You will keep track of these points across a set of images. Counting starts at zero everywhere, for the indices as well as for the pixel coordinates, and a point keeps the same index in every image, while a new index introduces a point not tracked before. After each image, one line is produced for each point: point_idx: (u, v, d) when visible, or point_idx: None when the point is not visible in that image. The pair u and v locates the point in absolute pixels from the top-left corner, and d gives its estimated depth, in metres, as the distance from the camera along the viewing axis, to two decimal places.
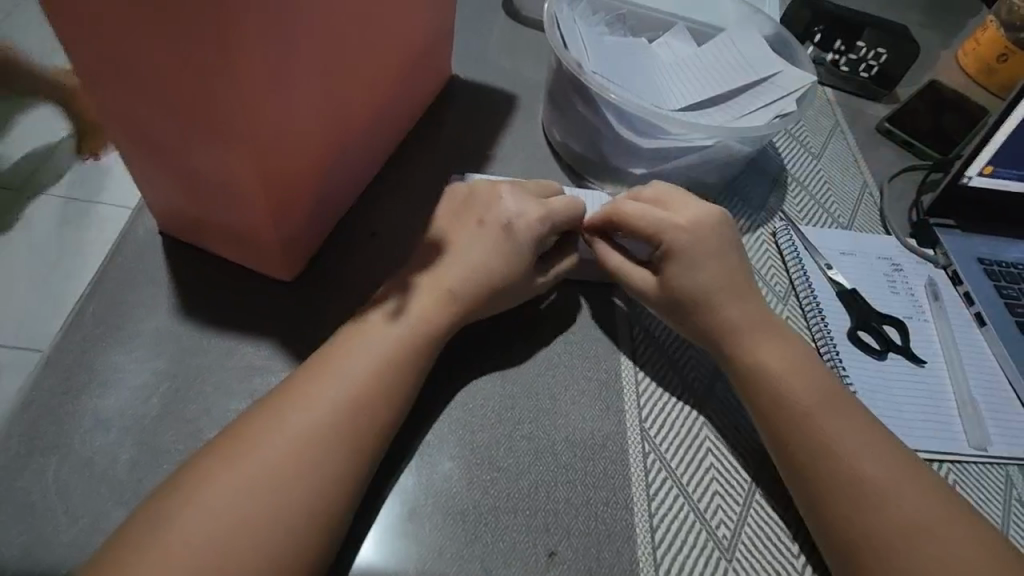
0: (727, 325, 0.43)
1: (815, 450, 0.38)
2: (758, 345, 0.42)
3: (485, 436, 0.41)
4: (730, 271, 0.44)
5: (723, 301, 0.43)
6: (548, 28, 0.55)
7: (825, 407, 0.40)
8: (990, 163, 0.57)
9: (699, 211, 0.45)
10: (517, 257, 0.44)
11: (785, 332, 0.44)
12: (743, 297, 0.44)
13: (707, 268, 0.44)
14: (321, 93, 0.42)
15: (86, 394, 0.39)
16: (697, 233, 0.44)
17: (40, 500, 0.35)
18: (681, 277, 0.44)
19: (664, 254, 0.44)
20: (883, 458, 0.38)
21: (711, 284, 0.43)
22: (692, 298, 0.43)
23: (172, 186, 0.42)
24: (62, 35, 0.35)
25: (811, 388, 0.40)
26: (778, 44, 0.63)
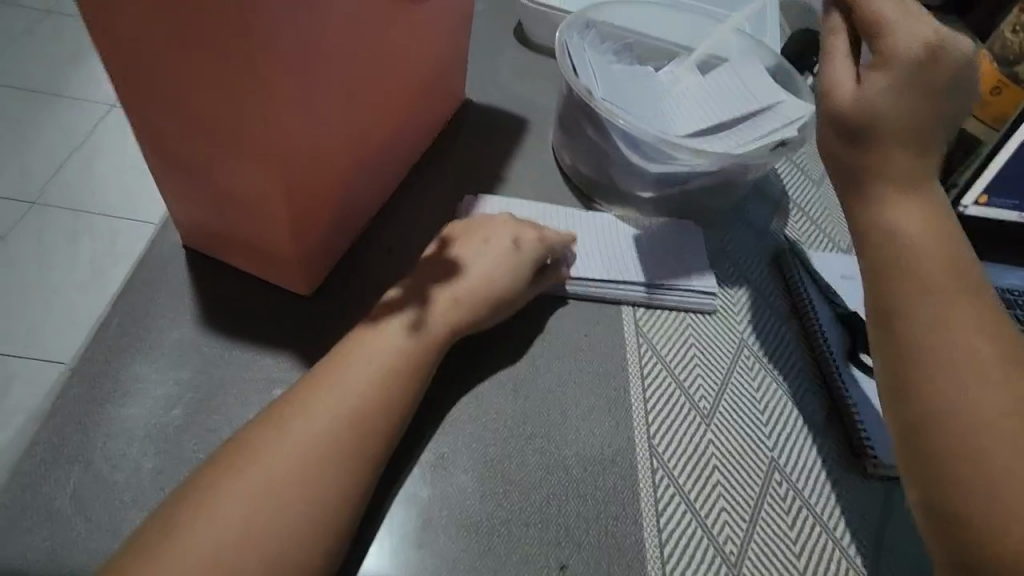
0: (912, 255, 0.35)
1: (948, 339, 0.32)
2: (897, 208, 0.36)
3: (498, 450, 0.42)
4: (926, 169, 0.37)
5: (900, 161, 0.36)
6: (560, 57, 0.57)
7: (981, 375, 0.31)
8: (986, 193, 0.59)
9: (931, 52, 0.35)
10: (521, 273, 0.46)
11: (945, 226, 0.36)
12: (923, 177, 0.37)
13: (905, 164, 0.36)
14: (345, 114, 0.43)
15: (110, 404, 0.39)
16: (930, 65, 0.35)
17: (65, 506, 0.35)
18: (875, 187, 0.36)
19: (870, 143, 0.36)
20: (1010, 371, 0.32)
21: (880, 185, 0.37)
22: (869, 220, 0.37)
23: (199, 202, 0.44)
24: (103, 58, 0.37)
25: (946, 271, 0.34)
26: (779, 73, 0.65)
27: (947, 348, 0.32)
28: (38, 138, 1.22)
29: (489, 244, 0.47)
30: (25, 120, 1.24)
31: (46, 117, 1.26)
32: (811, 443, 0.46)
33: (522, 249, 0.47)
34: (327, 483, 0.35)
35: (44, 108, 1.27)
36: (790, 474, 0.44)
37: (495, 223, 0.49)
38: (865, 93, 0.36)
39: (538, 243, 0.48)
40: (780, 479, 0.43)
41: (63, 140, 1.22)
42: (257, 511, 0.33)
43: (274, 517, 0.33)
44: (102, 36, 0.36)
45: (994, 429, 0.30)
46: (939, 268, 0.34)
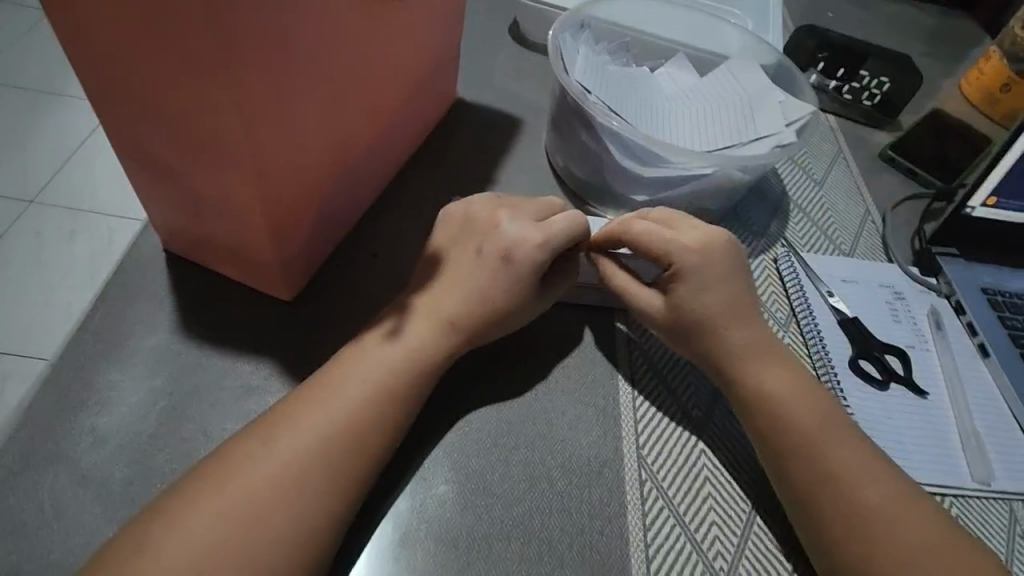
0: (726, 350, 0.43)
1: (818, 469, 0.38)
2: (765, 373, 0.42)
3: (481, 461, 0.40)
4: (734, 296, 0.44)
5: (726, 323, 0.43)
6: (551, 57, 0.55)
7: (832, 443, 0.39)
8: (994, 194, 0.57)
9: (706, 235, 0.44)
10: (519, 285, 0.43)
11: (789, 360, 0.43)
12: (747, 320, 0.44)
13: (717, 294, 0.43)
14: (327, 117, 0.42)
15: (83, 412, 0.39)
16: (704, 257, 0.43)
17: (34, 517, 0.35)
18: (691, 300, 0.43)
19: (674, 276, 0.43)
20: (886, 485, 0.38)
21: (714, 312, 0.43)
22: (697, 322, 0.43)
23: (177, 206, 0.43)
24: (74, 60, 0.36)
25: (816, 420, 0.40)
26: (780, 73, 0.63)
27: (798, 423, 0.40)
28: (36, 137, 1.22)
29: (484, 260, 0.43)
30: (24, 118, 1.25)
31: (44, 117, 1.25)
32: None
33: (515, 262, 0.43)
34: (300, 497, 0.33)
35: (43, 107, 1.27)
36: None
37: (486, 222, 0.45)
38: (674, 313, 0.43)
39: (540, 248, 0.43)
40: (774, 491, 0.42)
41: (61, 140, 1.22)
42: (229, 527, 0.32)
43: (242, 534, 0.32)
44: (66, 27, 0.34)
45: (869, 501, 0.37)
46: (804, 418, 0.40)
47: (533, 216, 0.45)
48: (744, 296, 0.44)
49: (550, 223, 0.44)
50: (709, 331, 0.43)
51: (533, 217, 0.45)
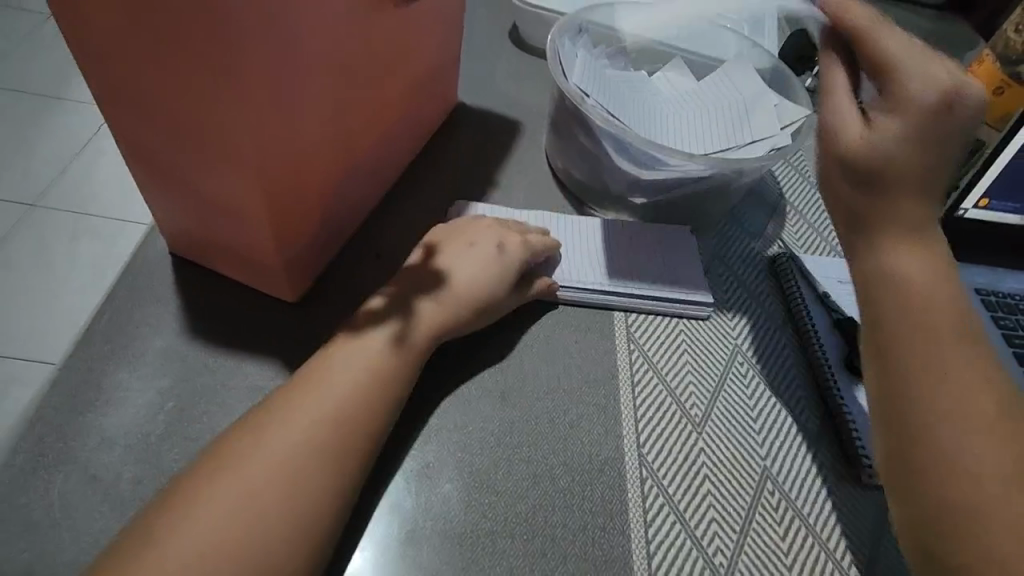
0: (895, 227, 0.36)
1: (902, 304, 0.34)
2: (902, 199, 0.35)
3: (484, 460, 0.41)
4: (950, 76, 0.35)
5: (888, 223, 0.36)
6: (551, 61, 0.56)
7: (978, 415, 0.31)
8: (985, 196, 0.58)
9: (880, 15, 0.38)
10: (503, 275, 0.46)
11: (935, 156, 0.35)
12: (926, 150, 0.34)
13: (923, 63, 0.35)
14: (330, 119, 0.43)
15: (91, 412, 0.39)
16: (915, 117, 0.34)
17: (44, 517, 0.35)
18: (904, 60, 0.35)
19: (857, 35, 0.37)
20: (974, 369, 0.33)
21: (929, 76, 0.35)
22: (877, 171, 0.35)
23: (183, 209, 0.43)
24: (82, 66, 0.37)
25: (929, 267, 0.35)
26: (775, 76, 0.64)
27: (941, 366, 0.33)
28: (39, 141, 1.23)
29: (472, 249, 0.47)
30: (27, 124, 1.25)
31: (47, 121, 1.26)
32: (802, 449, 0.45)
33: (504, 253, 0.47)
34: (305, 495, 0.34)
35: (46, 111, 1.28)
36: (782, 484, 0.43)
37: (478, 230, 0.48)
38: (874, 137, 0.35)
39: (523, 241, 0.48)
40: (772, 488, 0.43)
41: (65, 145, 1.22)
42: (237, 523, 0.32)
43: (249, 531, 0.32)
44: (76, 32, 0.35)
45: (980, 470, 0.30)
46: (924, 284, 0.35)
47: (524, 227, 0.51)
48: (952, 140, 0.35)
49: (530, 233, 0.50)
50: (901, 91, 0.35)
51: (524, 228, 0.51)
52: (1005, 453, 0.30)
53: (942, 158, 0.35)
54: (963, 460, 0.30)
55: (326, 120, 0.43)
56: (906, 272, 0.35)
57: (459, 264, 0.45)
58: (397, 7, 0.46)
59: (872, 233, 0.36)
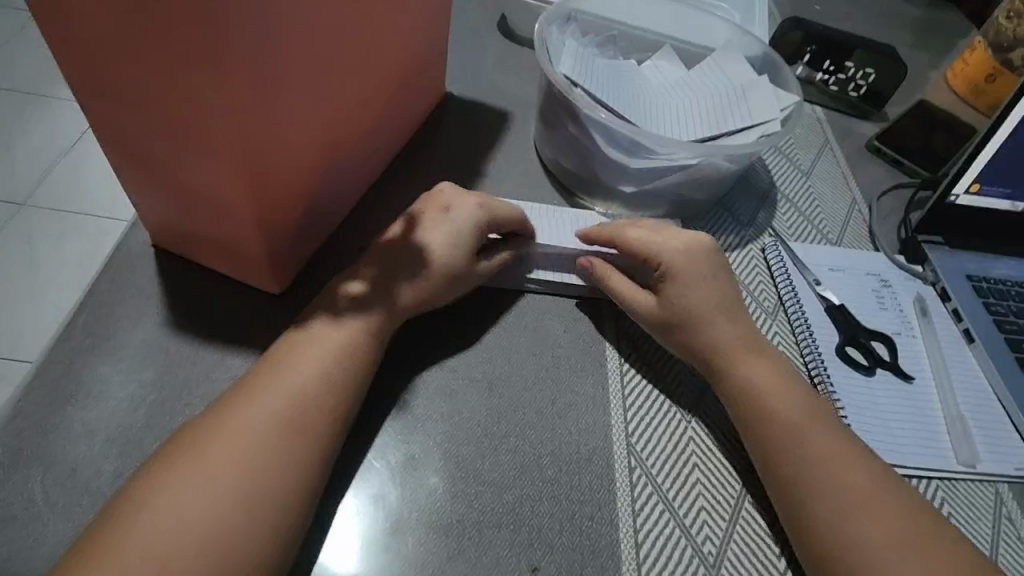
0: (711, 347, 0.44)
1: (801, 453, 0.39)
2: (755, 365, 0.43)
3: (471, 450, 0.41)
4: (721, 295, 0.46)
5: (706, 321, 0.45)
6: (538, 48, 0.56)
7: (818, 438, 0.40)
8: (977, 180, 0.57)
9: (687, 244, 0.47)
10: (461, 248, 0.44)
11: (768, 352, 0.45)
12: (762, 354, 0.44)
13: (703, 290, 0.45)
14: (314, 110, 0.42)
15: (72, 405, 0.39)
16: (685, 260, 0.46)
17: (22, 510, 0.35)
18: (678, 293, 0.45)
19: (662, 275, 0.46)
20: (856, 465, 0.39)
21: (705, 304, 0.45)
22: (689, 314, 0.45)
23: (165, 200, 0.42)
24: (58, 53, 0.36)
25: (795, 408, 0.41)
26: (765, 64, 0.64)
27: (783, 414, 0.41)
28: (27, 139, 1.22)
29: (423, 219, 0.45)
30: (13, 122, 1.24)
31: (35, 118, 1.25)
32: None
33: (455, 222, 0.45)
34: (285, 484, 0.34)
35: (33, 108, 1.27)
36: None
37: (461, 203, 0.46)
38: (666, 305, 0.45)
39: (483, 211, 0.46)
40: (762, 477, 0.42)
41: (52, 142, 1.21)
42: (215, 513, 0.32)
43: (229, 523, 0.32)
44: (49, 19, 0.34)
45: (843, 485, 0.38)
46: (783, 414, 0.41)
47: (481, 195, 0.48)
48: (726, 293, 0.47)
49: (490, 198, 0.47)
50: (698, 325, 0.44)
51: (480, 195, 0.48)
52: (869, 488, 0.38)
53: (718, 286, 0.46)
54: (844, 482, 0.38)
55: (309, 109, 0.42)
56: (755, 382, 0.42)
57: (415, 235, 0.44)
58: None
59: (736, 400, 0.42)
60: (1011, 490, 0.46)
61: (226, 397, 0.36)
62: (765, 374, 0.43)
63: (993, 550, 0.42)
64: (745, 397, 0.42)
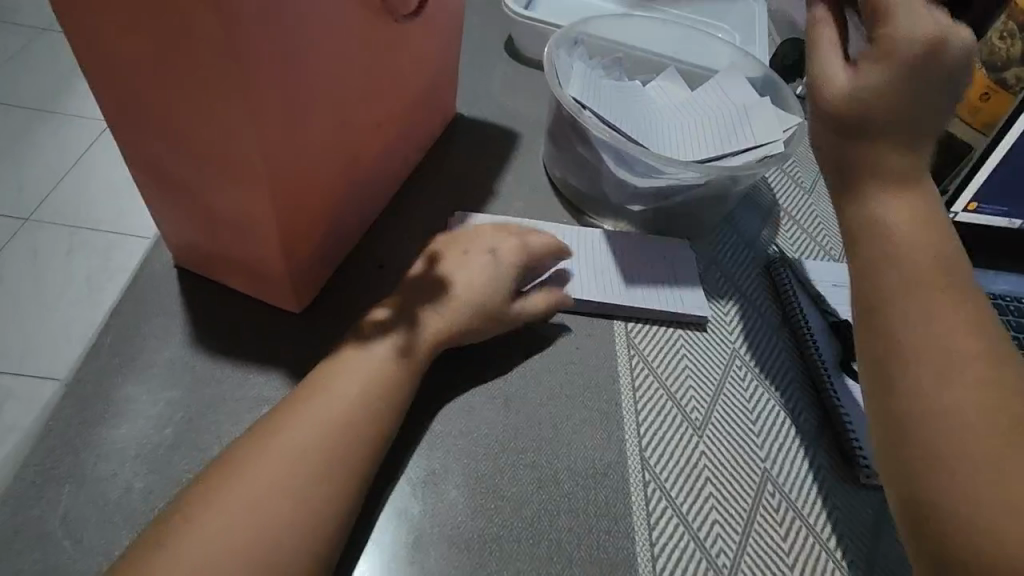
0: (878, 226, 0.35)
1: (911, 309, 0.33)
2: (898, 201, 0.35)
3: (490, 465, 0.42)
4: (929, 116, 0.35)
5: (877, 190, 0.36)
6: (547, 73, 0.57)
7: (956, 324, 0.32)
8: (974, 201, 0.59)
9: (933, 34, 0.35)
10: (500, 279, 0.47)
11: (923, 182, 0.36)
12: (911, 172, 0.36)
13: (906, 162, 0.36)
14: (334, 132, 0.44)
15: (101, 424, 0.40)
16: (897, 63, 0.35)
17: (55, 528, 0.36)
18: (887, 124, 0.35)
19: (864, 54, 0.37)
20: (965, 375, 0.30)
21: (892, 106, 0.35)
22: (865, 139, 0.36)
23: (191, 222, 0.44)
24: (92, 83, 0.37)
25: (921, 233, 0.35)
26: (765, 85, 0.66)
27: (916, 259, 0.34)
28: (35, 155, 1.23)
29: (467, 257, 0.47)
30: (20, 138, 1.25)
31: (42, 135, 1.26)
32: (802, 447, 0.46)
33: (500, 261, 0.47)
34: (318, 503, 0.34)
35: (40, 125, 1.28)
36: (782, 485, 0.44)
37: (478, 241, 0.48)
38: (856, 107, 0.36)
39: (516, 253, 0.48)
40: (772, 489, 0.43)
41: (60, 158, 1.23)
42: (248, 530, 0.32)
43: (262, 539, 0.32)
44: (84, 50, 0.36)
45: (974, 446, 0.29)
46: (937, 302, 0.33)
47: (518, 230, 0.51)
48: (907, 152, 0.36)
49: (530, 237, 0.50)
50: (856, 130, 0.36)
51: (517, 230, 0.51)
52: (995, 416, 0.29)
53: (931, 113, 0.35)
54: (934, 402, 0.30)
55: (331, 132, 0.44)
56: (901, 246, 0.34)
57: (465, 274, 0.46)
58: (399, 23, 0.47)
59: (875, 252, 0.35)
60: None
61: (266, 421, 0.37)
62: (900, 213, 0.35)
63: None
64: (871, 234, 0.35)
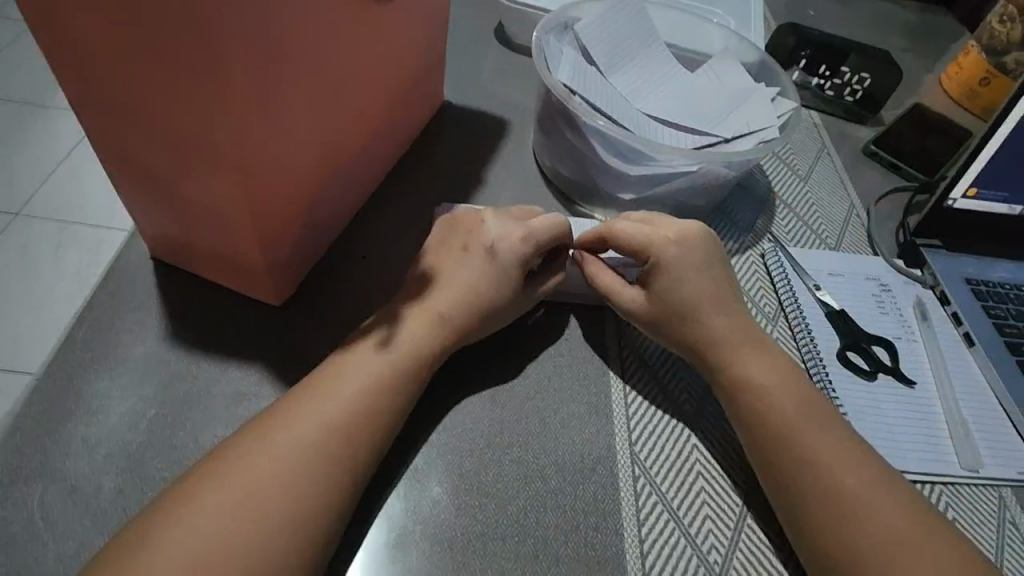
0: (711, 342, 0.44)
1: (798, 451, 0.39)
2: (739, 359, 0.43)
3: (474, 462, 0.40)
4: (721, 288, 0.46)
5: (705, 311, 0.44)
6: (535, 59, 0.56)
7: (807, 417, 0.40)
8: (974, 185, 0.58)
9: (680, 237, 0.46)
10: (503, 280, 0.44)
11: (767, 347, 0.44)
12: (726, 308, 0.45)
13: (693, 283, 0.45)
14: (313, 120, 0.42)
15: (72, 422, 0.38)
16: (683, 249, 0.45)
17: (23, 529, 0.34)
18: (670, 287, 0.45)
19: (651, 270, 0.45)
20: (856, 462, 0.39)
21: (695, 299, 0.44)
22: (679, 311, 0.44)
23: (164, 213, 0.42)
24: (55, 66, 0.36)
25: (795, 405, 0.41)
26: (761, 70, 0.64)
27: (782, 407, 0.41)
28: (22, 149, 1.21)
29: (467, 255, 0.45)
30: (9, 132, 1.23)
31: (29, 128, 1.24)
32: None
33: (499, 256, 0.44)
34: (304, 499, 0.33)
35: (26, 119, 1.26)
36: None
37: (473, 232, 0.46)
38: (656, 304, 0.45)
39: (522, 241, 0.45)
40: None
41: (47, 152, 1.21)
42: (224, 528, 0.31)
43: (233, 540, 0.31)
44: (43, 30, 0.34)
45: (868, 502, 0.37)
46: (787, 411, 0.41)
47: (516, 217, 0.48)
48: (723, 283, 0.46)
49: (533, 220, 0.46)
50: (690, 319, 0.44)
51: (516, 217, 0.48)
52: (871, 485, 0.38)
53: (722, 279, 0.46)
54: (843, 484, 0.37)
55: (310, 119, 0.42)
56: (755, 378, 0.42)
57: (465, 273, 0.44)
58: (380, 5, 0.45)
59: (733, 399, 0.42)
60: (1015, 494, 0.46)
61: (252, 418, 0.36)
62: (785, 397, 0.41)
63: (998, 555, 0.42)
64: (736, 391, 0.42)
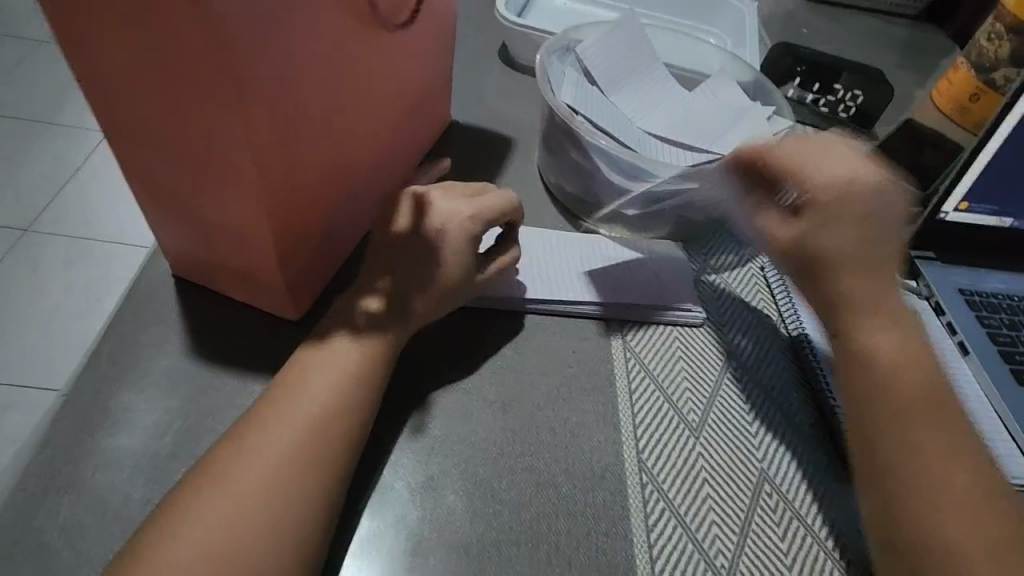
0: (849, 293, 0.44)
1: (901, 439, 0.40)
2: (876, 328, 0.44)
3: (487, 470, 0.42)
4: (867, 239, 0.45)
5: (842, 268, 0.45)
6: (539, 82, 0.58)
7: (937, 408, 0.41)
8: (965, 199, 0.60)
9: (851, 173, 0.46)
10: (460, 262, 0.45)
11: (903, 322, 0.45)
12: (873, 273, 0.45)
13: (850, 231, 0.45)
14: (329, 140, 0.44)
15: (100, 434, 0.40)
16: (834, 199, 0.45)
17: (55, 538, 0.36)
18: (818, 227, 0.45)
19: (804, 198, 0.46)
20: (952, 441, 0.40)
21: (839, 250, 0.45)
22: (823, 258, 0.45)
23: (188, 232, 0.44)
24: (87, 94, 0.37)
25: (921, 389, 0.41)
26: (757, 89, 0.66)
27: (905, 395, 0.41)
28: (34, 166, 1.23)
29: (442, 238, 0.45)
30: (21, 148, 1.26)
31: (41, 145, 1.27)
32: (797, 446, 0.46)
33: (449, 237, 0.45)
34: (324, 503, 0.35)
35: (38, 136, 1.28)
36: (779, 484, 0.44)
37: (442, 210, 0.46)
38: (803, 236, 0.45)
39: (470, 220, 0.46)
40: (769, 490, 0.44)
41: (59, 169, 1.23)
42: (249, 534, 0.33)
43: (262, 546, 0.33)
44: (78, 62, 0.36)
45: (944, 491, 0.37)
46: (914, 401, 0.41)
47: (466, 194, 0.49)
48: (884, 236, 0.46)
49: (481, 200, 0.48)
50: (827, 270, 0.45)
51: (466, 194, 0.49)
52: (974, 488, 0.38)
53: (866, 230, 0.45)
54: (931, 480, 0.38)
55: (327, 139, 0.44)
56: (879, 350, 0.43)
57: (444, 264, 0.45)
58: (392, 32, 0.47)
59: (851, 361, 0.43)
60: None
61: None
62: (919, 389, 0.41)
63: None
64: (854, 363, 0.43)
